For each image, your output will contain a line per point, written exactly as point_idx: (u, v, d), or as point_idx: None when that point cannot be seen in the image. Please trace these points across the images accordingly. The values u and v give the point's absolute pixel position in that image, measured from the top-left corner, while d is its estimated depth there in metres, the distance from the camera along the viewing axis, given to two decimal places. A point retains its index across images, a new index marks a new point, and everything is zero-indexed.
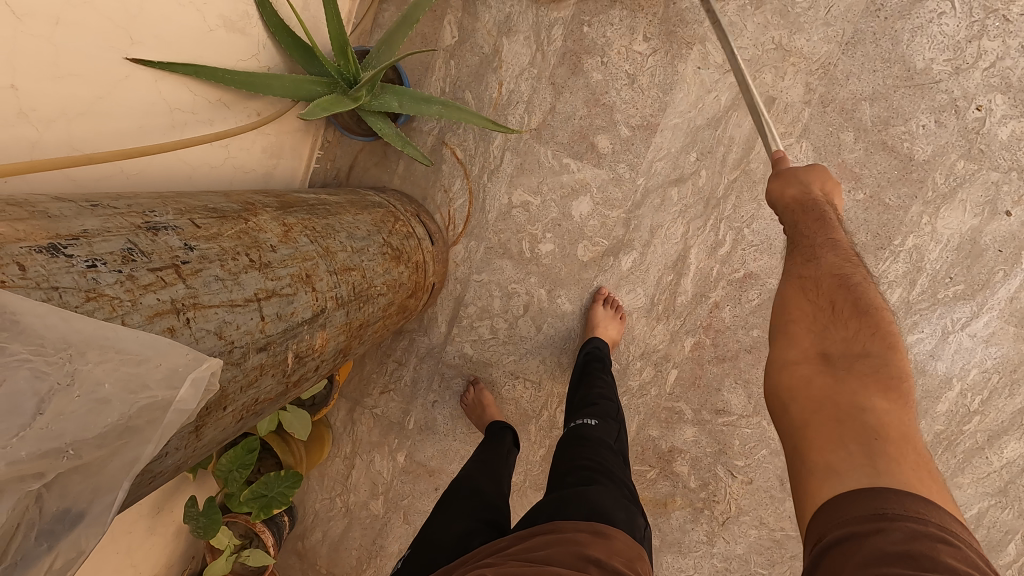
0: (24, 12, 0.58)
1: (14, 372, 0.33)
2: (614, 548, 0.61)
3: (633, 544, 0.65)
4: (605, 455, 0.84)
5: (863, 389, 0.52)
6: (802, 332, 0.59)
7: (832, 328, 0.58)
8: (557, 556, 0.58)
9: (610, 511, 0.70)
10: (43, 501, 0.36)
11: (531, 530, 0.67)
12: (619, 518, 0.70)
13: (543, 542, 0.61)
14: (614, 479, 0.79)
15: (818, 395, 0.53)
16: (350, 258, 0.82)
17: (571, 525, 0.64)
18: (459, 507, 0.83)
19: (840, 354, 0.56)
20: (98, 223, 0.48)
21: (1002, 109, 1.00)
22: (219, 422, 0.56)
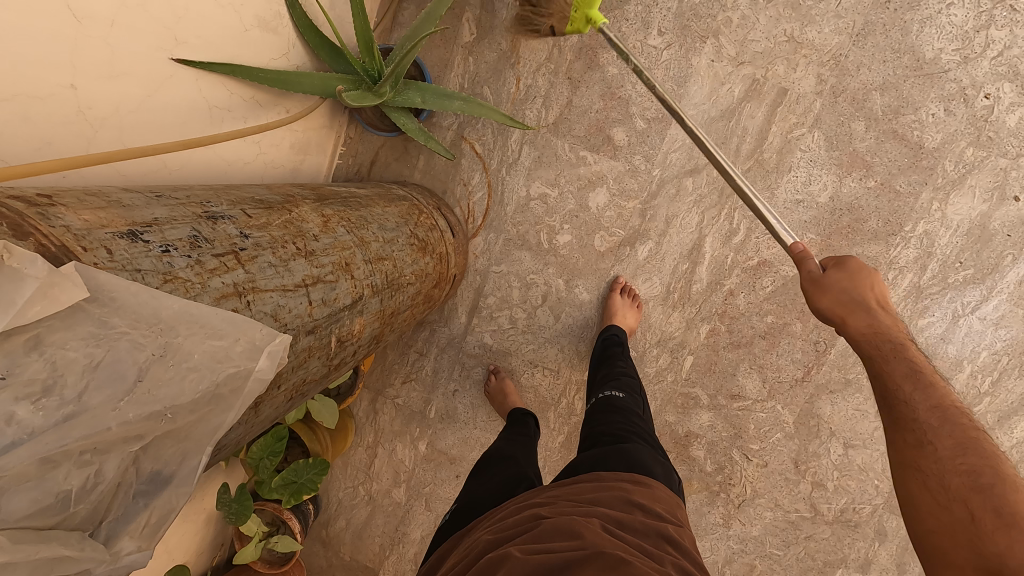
0: (83, 15, 0.61)
1: (117, 343, 0.37)
2: (655, 496, 0.66)
3: (669, 493, 0.70)
4: (635, 420, 0.88)
5: (991, 526, 0.50)
6: (921, 456, 0.58)
7: (942, 456, 0.56)
8: (608, 499, 0.62)
9: (646, 466, 0.74)
10: (140, 463, 0.39)
11: (576, 478, 0.71)
12: (656, 474, 0.73)
13: (590, 487, 0.66)
14: (645, 439, 0.83)
15: (952, 527, 0.52)
16: (382, 248, 0.85)
17: (613, 475, 0.69)
18: (497, 467, 0.87)
19: (960, 481, 0.54)
20: (166, 212, 0.52)
21: (1010, 97, 1.02)
22: (274, 400, 0.60)
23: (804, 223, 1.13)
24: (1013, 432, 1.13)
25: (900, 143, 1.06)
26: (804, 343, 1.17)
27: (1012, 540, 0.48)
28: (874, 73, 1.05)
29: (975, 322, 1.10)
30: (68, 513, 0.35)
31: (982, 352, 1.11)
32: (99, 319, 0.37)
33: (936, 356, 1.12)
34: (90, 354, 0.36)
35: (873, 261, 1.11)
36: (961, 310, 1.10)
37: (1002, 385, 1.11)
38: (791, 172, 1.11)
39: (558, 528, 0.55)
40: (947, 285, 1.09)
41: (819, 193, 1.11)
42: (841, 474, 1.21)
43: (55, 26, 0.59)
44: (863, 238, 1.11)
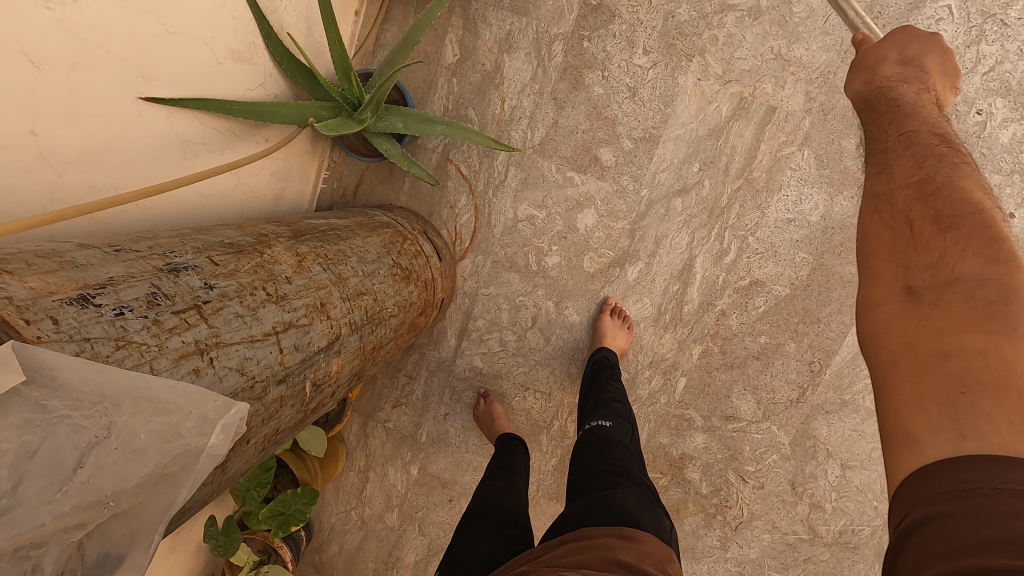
0: (42, 61, 0.59)
1: (55, 428, 0.35)
2: (645, 552, 0.62)
3: (661, 545, 0.67)
4: (624, 456, 0.86)
5: (955, 328, 0.47)
6: (884, 271, 0.54)
7: (910, 258, 0.53)
8: (590, 561, 0.58)
9: (637, 515, 0.71)
10: (84, 549, 0.38)
11: (558, 539, 0.68)
12: (646, 520, 0.71)
13: (572, 547, 0.63)
14: (636, 481, 0.81)
15: (907, 348, 0.49)
16: (362, 283, 0.83)
17: (600, 530, 0.66)
18: (484, 525, 0.84)
19: (925, 286, 0.51)
20: (123, 269, 0.50)
21: (1002, 112, 1.00)
22: (243, 455, 0.58)
23: (795, 242, 1.10)
24: None
25: None
26: (798, 363, 1.15)
27: (993, 337, 0.45)
28: None
29: None
30: None
31: None
32: (37, 403, 0.35)
33: None
34: (25, 443, 0.34)
35: None
36: None
37: None
38: (781, 191, 1.09)
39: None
40: None
41: (810, 212, 1.09)
42: (840, 495, 1.19)
43: (11, 74, 0.57)
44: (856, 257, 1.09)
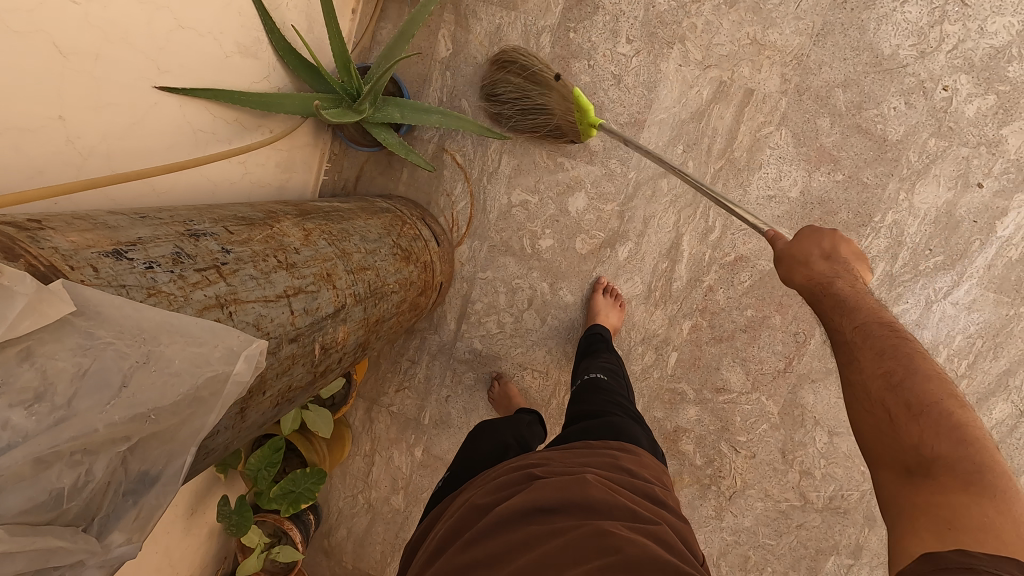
0: (69, 51, 0.65)
1: (102, 352, 0.40)
2: (642, 462, 0.70)
3: (653, 459, 0.75)
4: (618, 396, 0.92)
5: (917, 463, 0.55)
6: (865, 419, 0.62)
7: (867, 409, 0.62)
8: (598, 463, 0.65)
9: (632, 436, 0.78)
10: (128, 463, 0.42)
11: (562, 448, 0.72)
12: (641, 442, 0.78)
13: (579, 456, 0.67)
14: (630, 412, 0.88)
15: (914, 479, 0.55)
16: (364, 259, 0.88)
17: (602, 443, 0.72)
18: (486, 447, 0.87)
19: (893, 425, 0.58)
20: (149, 232, 0.55)
21: (967, 88, 1.06)
22: (260, 405, 0.62)
23: (777, 218, 1.16)
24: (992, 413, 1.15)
25: (864, 137, 1.10)
26: (784, 335, 1.20)
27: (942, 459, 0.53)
28: (835, 71, 1.09)
29: (948, 307, 1.13)
30: (60, 510, 0.38)
31: (957, 336, 1.13)
32: (85, 331, 0.40)
33: None
34: (77, 363, 0.39)
35: None
36: (934, 296, 1.13)
37: (978, 367, 1.14)
38: (762, 169, 1.15)
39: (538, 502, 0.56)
40: (919, 272, 1.12)
41: (790, 188, 1.14)
42: (828, 461, 1.24)
43: (41, 63, 0.62)
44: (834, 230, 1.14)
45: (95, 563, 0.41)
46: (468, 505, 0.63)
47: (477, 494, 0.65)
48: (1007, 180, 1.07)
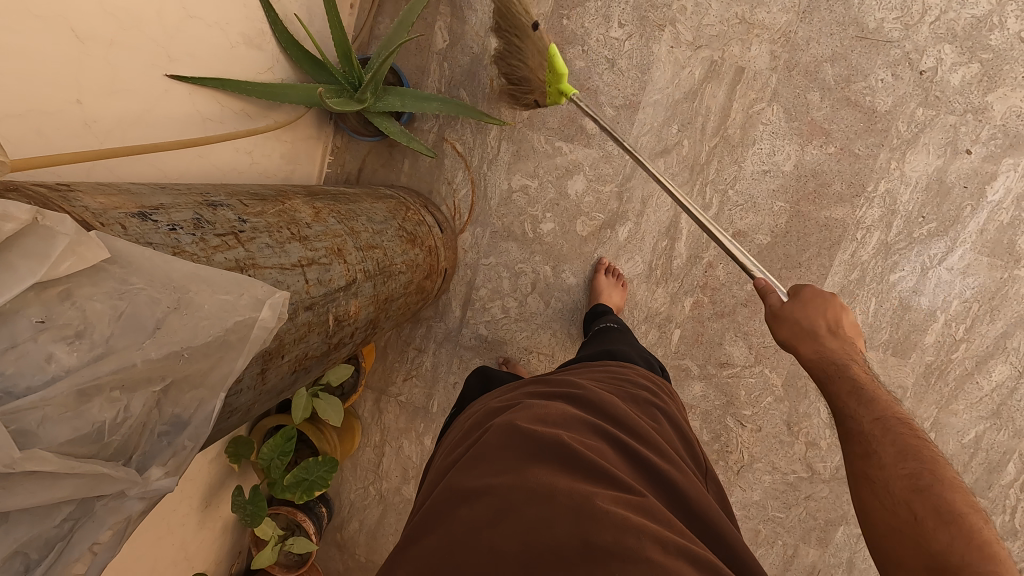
0: (86, 36, 0.67)
1: (136, 297, 0.42)
2: (642, 390, 0.76)
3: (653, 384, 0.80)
4: (626, 338, 1.01)
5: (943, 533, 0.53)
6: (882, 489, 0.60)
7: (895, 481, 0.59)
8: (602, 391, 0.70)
9: (631, 360, 0.87)
10: (162, 406, 0.44)
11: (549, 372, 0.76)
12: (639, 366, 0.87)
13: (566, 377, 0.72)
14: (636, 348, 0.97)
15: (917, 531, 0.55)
16: (372, 238, 0.91)
17: (596, 364, 0.82)
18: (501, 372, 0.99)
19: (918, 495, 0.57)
20: (170, 199, 0.57)
21: (951, 58, 1.09)
22: (279, 369, 0.64)
23: (772, 192, 1.18)
24: (991, 375, 1.17)
25: (854, 110, 1.13)
26: None
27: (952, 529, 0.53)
28: (823, 46, 1.12)
29: (943, 273, 1.15)
30: (102, 443, 0.40)
31: (953, 301, 1.16)
32: (120, 277, 0.42)
33: (910, 309, 1.18)
34: (114, 305, 0.41)
35: (841, 222, 1.17)
36: (928, 262, 1.15)
37: (976, 330, 1.16)
38: (755, 145, 1.18)
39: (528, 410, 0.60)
40: (914, 240, 1.15)
41: (783, 163, 1.17)
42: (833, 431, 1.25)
43: (61, 47, 0.65)
44: (829, 202, 1.17)
45: (135, 495, 0.42)
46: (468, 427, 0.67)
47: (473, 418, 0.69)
48: (995, 146, 1.10)
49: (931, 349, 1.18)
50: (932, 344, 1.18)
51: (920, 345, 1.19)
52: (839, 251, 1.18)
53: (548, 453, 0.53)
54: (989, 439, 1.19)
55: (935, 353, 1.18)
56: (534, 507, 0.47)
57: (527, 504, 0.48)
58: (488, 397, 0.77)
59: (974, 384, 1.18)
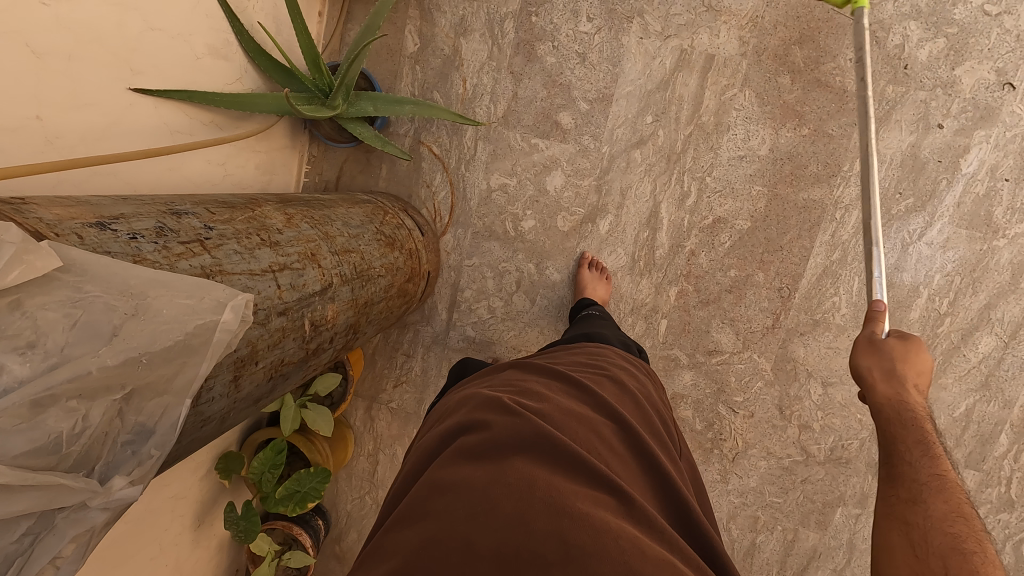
0: (43, 52, 0.66)
1: (92, 305, 0.41)
2: (601, 371, 0.80)
3: (616, 365, 0.85)
4: (603, 321, 1.07)
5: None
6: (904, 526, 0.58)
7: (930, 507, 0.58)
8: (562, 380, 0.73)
9: (606, 340, 0.96)
10: (125, 415, 0.43)
11: (520, 368, 0.79)
12: (614, 344, 0.95)
13: (538, 377, 0.75)
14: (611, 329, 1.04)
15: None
16: (348, 242, 0.90)
17: (564, 355, 0.86)
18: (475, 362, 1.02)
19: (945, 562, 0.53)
20: (131, 209, 0.57)
21: (917, 34, 1.10)
22: (253, 376, 0.63)
23: (749, 177, 1.19)
24: (978, 347, 1.17)
25: (825, 91, 1.13)
26: (769, 292, 1.22)
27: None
28: (790, 30, 1.13)
29: (924, 248, 1.16)
30: (60, 455, 0.39)
31: (935, 275, 1.16)
32: (73, 286, 0.41)
33: (893, 286, 1.18)
34: (67, 314, 0.40)
35: (819, 203, 1.17)
36: (909, 238, 1.16)
37: (959, 303, 1.16)
38: (730, 131, 1.18)
39: (501, 409, 0.63)
40: (892, 217, 1.16)
41: (759, 147, 1.17)
42: (825, 413, 1.25)
43: (17, 63, 0.64)
44: (806, 184, 1.17)
45: (98, 506, 0.42)
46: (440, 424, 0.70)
47: (446, 415, 0.72)
48: (966, 118, 1.10)
49: (917, 325, 1.19)
50: (917, 319, 1.18)
51: (905, 321, 1.19)
52: (819, 232, 1.19)
53: (523, 453, 0.57)
54: (979, 410, 1.20)
55: (920, 328, 1.19)
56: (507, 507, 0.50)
57: (501, 504, 0.50)
58: (460, 391, 0.80)
59: (962, 357, 1.18)
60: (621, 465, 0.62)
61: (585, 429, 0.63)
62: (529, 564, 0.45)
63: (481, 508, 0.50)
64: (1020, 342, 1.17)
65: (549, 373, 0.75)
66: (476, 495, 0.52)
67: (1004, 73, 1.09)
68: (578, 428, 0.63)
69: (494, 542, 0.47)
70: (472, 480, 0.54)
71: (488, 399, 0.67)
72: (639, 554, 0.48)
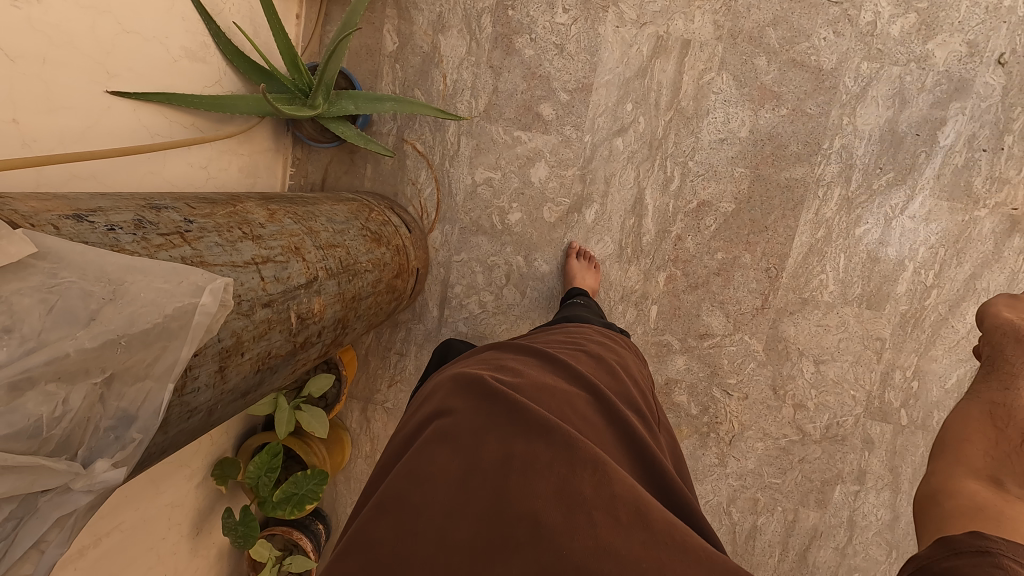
0: (17, 55, 0.66)
1: (68, 290, 0.41)
2: (583, 349, 0.80)
3: (596, 341, 0.86)
4: (588, 306, 1.09)
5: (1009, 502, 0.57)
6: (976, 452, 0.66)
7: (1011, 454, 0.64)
8: (542, 360, 0.74)
9: (586, 320, 0.98)
10: (106, 400, 0.43)
11: (497, 349, 0.79)
12: (595, 324, 0.97)
13: (514, 356, 0.75)
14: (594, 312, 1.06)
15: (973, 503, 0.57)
16: (333, 237, 0.90)
17: (546, 334, 0.87)
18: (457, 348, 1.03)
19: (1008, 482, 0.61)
20: (109, 203, 0.57)
21: (889, 10, 1.11)
22: (240, 367, 0.63)
23: (731, 159, 1.20)
24: (966, 318, 1.18)
25: (801, 70, 1.15)
26: (756, 273, 1.23)
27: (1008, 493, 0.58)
28: (764, 12, 1.14)
29: (907, 222, 1.17)
30: (41, 438, 0.39)
31: (920, 248, 1.17)
32: (49, 272, 0.41)
33: (879, 261, 1.19)
34: (43, 299, 0.40)
35: (802, 182, 1.18)
36: (891, 213, 1.17)
37: (945, 275, 1.17)
38: (709, 115, 1.19)
39: (477, 390, 0.64)
40: (874, 192, 1.17)
41: (739, 129, 1.18)
42: (819, 391, 1.26)
43: None
44: (788, 163, 1.18)
45: (81, 488, 0.42)
46: (418, 407, 0.71)
47: (424, 397, 0.73)
48: (941, 91, 1.12)
49: (904, 299, 1.19)
50: (904, 293, 1.19)
51: (893, 295, 1.20)
52: (803, 211, 1.19)
53: (498, 434, 0.57)
54: None
55: (908, 301, 1.19)
56: (478, 497, 0.51)
57: (473, 494, 0.51)
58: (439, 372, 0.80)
59: (951, 328, 1.19)
60: (599, 439, 0.62)
61: (560, 405, 0.64)
62: (503, 553, 0.47)
63: (452, 500, 0.51)
64: None
65: (527, 352, 0.76)
66: (447, 485, 0.53)
67: (975, 45, 1.10)
68: (551, 403, 0.63)
69: (470, 534, 0.48)
70: (447, 467, 0.54)
71: (462, 382, 0.67)
72: (609, 529, 0.49)
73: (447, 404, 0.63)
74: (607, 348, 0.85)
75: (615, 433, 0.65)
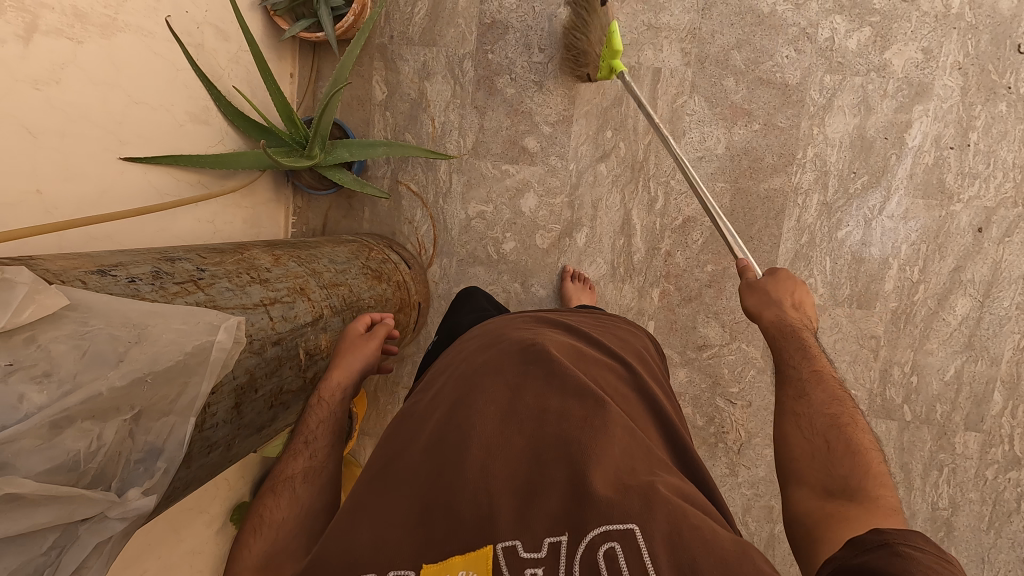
0: (38, 131, 0.73)
1: (97, 335, 0.46)
2: (608, 327, 0.86)
3: (617, 323, 0.92)
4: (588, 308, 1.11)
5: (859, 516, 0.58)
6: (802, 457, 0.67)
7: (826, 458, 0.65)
8: (573, 327, 0.80)
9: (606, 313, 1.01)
10: (135, 434, 0.47)
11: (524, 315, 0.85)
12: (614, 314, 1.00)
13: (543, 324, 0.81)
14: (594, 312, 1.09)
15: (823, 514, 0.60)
16: (336, 277, 0.95)
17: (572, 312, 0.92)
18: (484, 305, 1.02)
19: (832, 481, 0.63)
20: (128, 257, 0.62)
21: (844, 26, 1.18)
22: (254, 403, 0.67)
23: (711, 175, 1.25)
24: (956, 310, 1.21)
25: (768, 88, 1.21)
26: None
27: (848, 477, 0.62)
28: (727, 36, 1.21)
29: (886, 222, 1.21)
30: (78, 472, 0.43)
31: (902, 246, 1.21)
32: (79, 320, 0.46)
33: (864, 261, 1.23)
34: (76, 345, 0.44)
35: (780, 192, 1.23)
36: (870, 214, 1.21)
37: (930, 270, 1.21)
38: (686, 135, 1.25)
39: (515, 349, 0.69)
40: (851, 196, 1.21)
41: (715, 146, 1.24)
42: None
43: (15, 143, 0.70)
44: (765, 175, 1.23)
45: (116, 515, 0.46)
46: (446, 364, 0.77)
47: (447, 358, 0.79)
48: (903, 96, 1.17)
49: (893, 296, 1.23)
50: (892, 290, 1.22)
51: (882, 293, 1.23)
52: (785, 219, 1.24)
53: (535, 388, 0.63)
54: (969, 371, 1.22)
55: (897, 298, 1.23)
56: (520, 432, 0.58)
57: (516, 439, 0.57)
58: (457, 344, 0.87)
59: (942, 321, 1.22)
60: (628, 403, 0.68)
61: (597, 369, 0.70)
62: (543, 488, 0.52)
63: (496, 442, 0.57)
64: (996, 300, 1.20)
65: (557, 322, 0.82)
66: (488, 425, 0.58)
67: (930, 51, 1.16)
68: (588, 366, 0.69)
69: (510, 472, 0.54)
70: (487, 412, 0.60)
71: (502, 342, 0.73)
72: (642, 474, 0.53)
73: (486, 360, 0.69)
74: (629, 329, 0.91)
75: (641, 398, 0.71)
